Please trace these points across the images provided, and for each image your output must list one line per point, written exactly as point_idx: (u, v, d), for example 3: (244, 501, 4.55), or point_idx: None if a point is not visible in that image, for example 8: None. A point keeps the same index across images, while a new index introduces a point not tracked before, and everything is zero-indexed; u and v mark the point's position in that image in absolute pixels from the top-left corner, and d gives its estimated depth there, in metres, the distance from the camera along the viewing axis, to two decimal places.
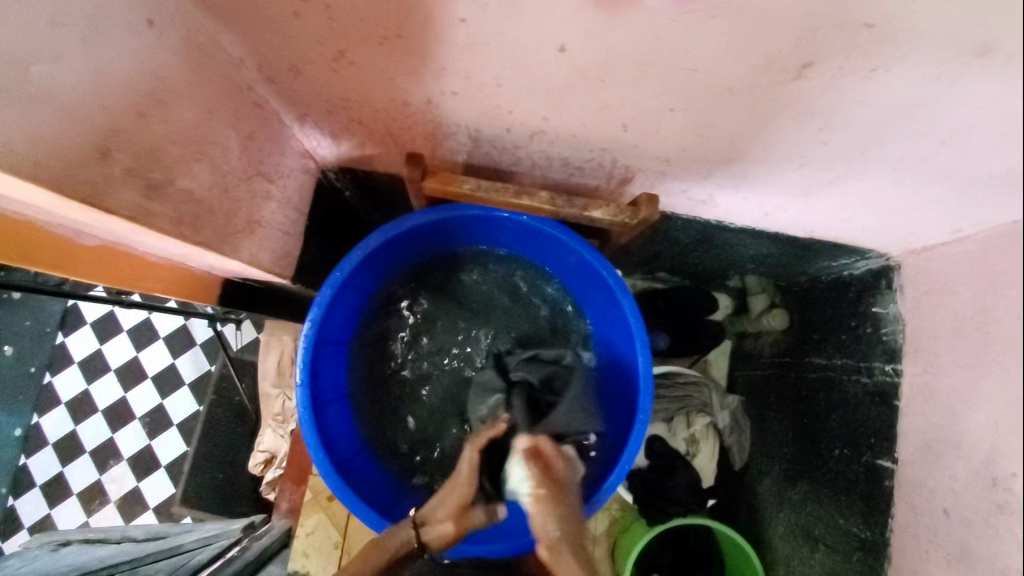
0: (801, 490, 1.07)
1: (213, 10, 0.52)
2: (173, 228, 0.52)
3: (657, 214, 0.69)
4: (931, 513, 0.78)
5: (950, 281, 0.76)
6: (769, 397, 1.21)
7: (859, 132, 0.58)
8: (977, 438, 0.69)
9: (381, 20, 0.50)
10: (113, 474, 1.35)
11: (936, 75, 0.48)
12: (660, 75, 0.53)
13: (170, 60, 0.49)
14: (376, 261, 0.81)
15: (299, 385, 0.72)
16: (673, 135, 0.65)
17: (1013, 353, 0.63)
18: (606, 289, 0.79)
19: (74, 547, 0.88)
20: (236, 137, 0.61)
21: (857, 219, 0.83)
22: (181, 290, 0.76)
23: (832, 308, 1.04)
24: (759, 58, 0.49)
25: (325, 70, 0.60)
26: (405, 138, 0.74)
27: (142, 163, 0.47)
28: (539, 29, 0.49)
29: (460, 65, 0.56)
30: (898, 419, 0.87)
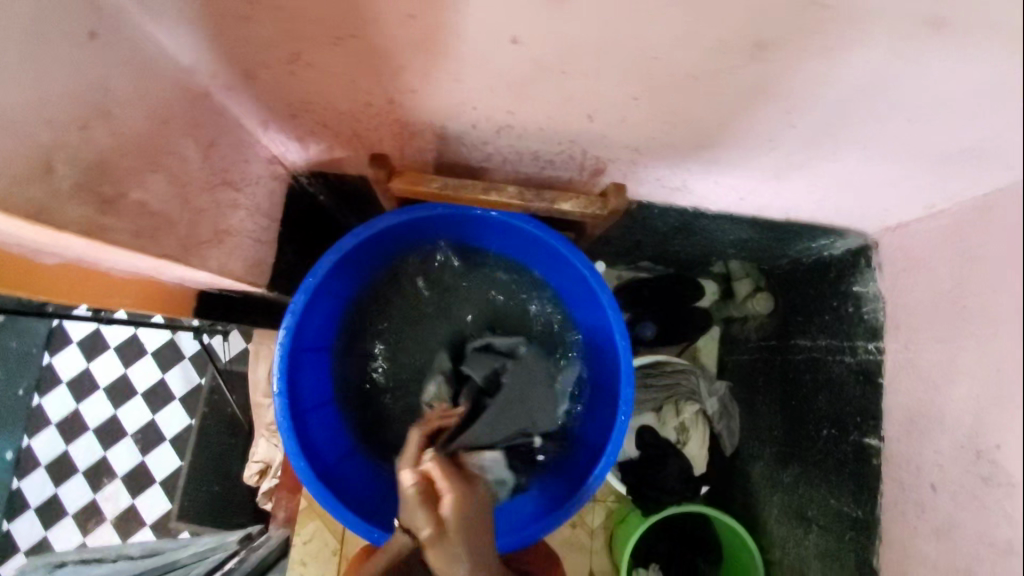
0: (792, 473, 1.07)
1: (160, 19, 0.52)
2: (130, 242, 0.51)
3: (626, 203, 0.70)
4: (919, 489, 0.77)
5: (925, 257, 0.76)
6: (757, 381, 1.22)
7: (820, 112, 0.58)
8: (958, 412, 0.69)
9: (331, 19, 0.50)
10: (107, 492, 1.33)
11: (890, 49, 0.48)
12: (618, 64, 0.53)
13: (117, 71, 0.48)
14: (350, 265, 0.80)
15: (277, 395, 0.71)
16: (637, 124, 0.64)
17: (987, 325, 0.63)
18: (584, 282, 0.79)
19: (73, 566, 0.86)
20: (194, 146, 0.61)
21: (831, 200, 0.83)
22: (151, 304, 0.74)
23: (815, 289, 1.04)
24: (711, 41, 0.49)
25: (281, 73, 0.59)
26: (372, 139, 0.73)
27: (91, 177, 0.46)
28: (488, 21, 0.48)
29: (417, 63, 0.55)
30: (881, 397, 0.87)
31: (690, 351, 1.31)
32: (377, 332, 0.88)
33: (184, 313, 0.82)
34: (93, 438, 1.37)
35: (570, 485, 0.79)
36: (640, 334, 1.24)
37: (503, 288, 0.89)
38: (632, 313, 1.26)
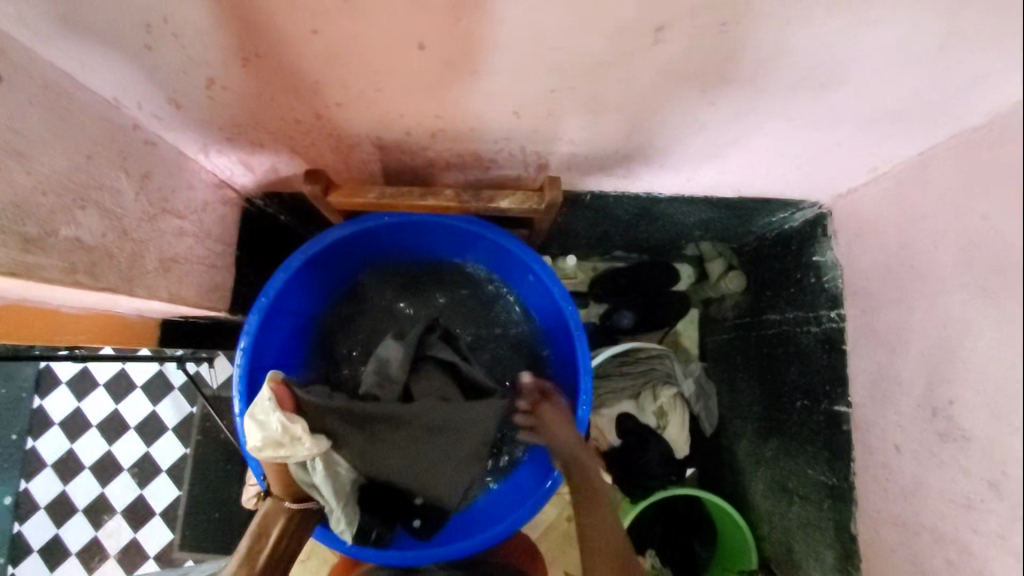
0: (772, 447, 1.06)
1: (74, 58, 0.53)
2: (65, 278, 0.52)
3: (561, 196, 0.70)
4: (884, 451, 0.77)
5: (873, 220, 0.76)
6: (735, 358, 1.20)
7: (740, 87, 0.59)
8: (913, 372, 0.70)
9: (239, 40, 0.51)
10: (108, 528, 1.13)
11: (788, 20, 0.48)
12: (530, 57, 0.53)
13: (31, 110, 0.49)
14: (306, 284, 0.81)
15: (239, 416, 0.72)
16: (566, 115, 0.65)
17: (933, 281, 0.64)
18: (535, 275, 0.80)
19: None
20: (127, 178, 0.61)
21: (777, 173, 0.83)
22: (113, 338, 0.75)
23: (779, 262, 1.04)
24: (612, 27, 0.49)
25: (204, 98, 0.60)
26: (313, 154, 0.74)
27: (13, 219, 0.46)
28: (392, 29, 0.49)
29: (333, 75, 0.56)
30: (846, 363, 0.86)
31: (671, 338, 1.31)
32: (342, 347, 0.89)
33: (150, 341, 0.82)
34: (90, 477, 1.12)
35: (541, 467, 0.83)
36: (618, 322, 1.25)
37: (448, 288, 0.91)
38: (609, 304, 1.27)
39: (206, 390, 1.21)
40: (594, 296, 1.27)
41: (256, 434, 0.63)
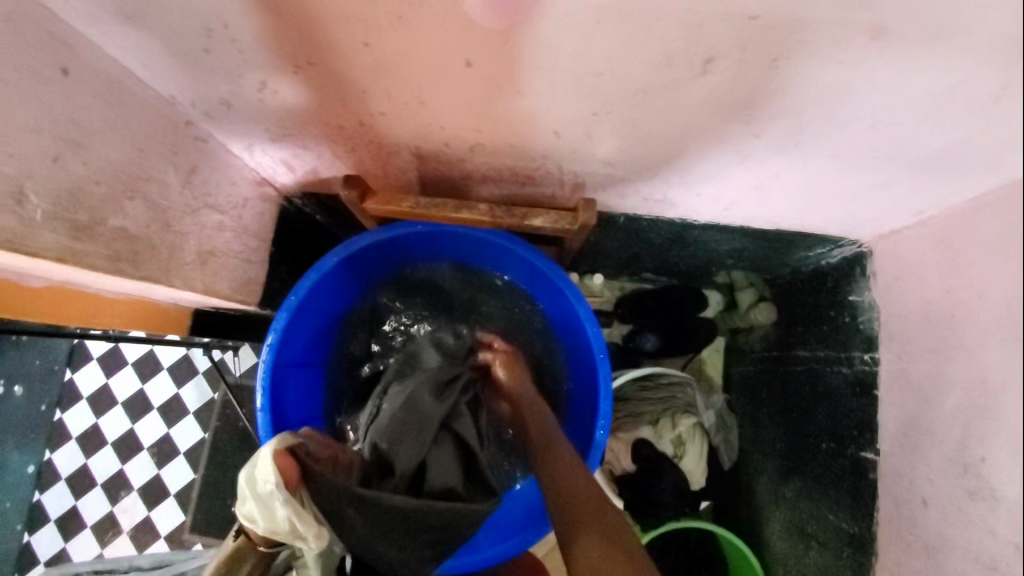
0: (793, 487, 1.03)
1: (135, 55, 0.55)
2: (109, 266, 0.54)
3: (595, 218, 0.70)
4: (911, 503, 0.75)
5: (916, 265, 0.73)
6: (761, 392, 1.17)
7: (785, 121, 0.58)
8: (947, 425, 0.67)
9: (292, 48, 0.52)
10: (123, 504, 1.25)
11: (842, 60, 0.47)
12: (574, 81, 0.53)
13: (91, 101, 0.51)
14: (334, 287, 0.82)
15: (261, 411, 0.73)
16: (606, 138, 0.65)
17: (974, 334, 0.61)
18: (560, 293, 0.80)
19: None
20: (175, 171, 0.63)
21: (818, 208, 0.81)
22: (144, 323, 0.76)
23: (813, 298, 1.01)
24: (659, 57, 0.49)
25: (254, 100, 0.62)
26: (353, 159, 0.75)
27: (64, 207, 0.48)
28: (441, 46, 0.50)
29: (378, 86, 0.57)
30: (877, 409, 0.84)
31: (695, 365, 1.28)
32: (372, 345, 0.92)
33: (182, 330, 0.84)
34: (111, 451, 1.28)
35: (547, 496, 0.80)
36: (641, 345, 1.24)
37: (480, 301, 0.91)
38: (633, 325, 1.26)
39: (228, 377, 1.22)
40: (619, 315, 1.26)
41: (256, 510, 0.54)
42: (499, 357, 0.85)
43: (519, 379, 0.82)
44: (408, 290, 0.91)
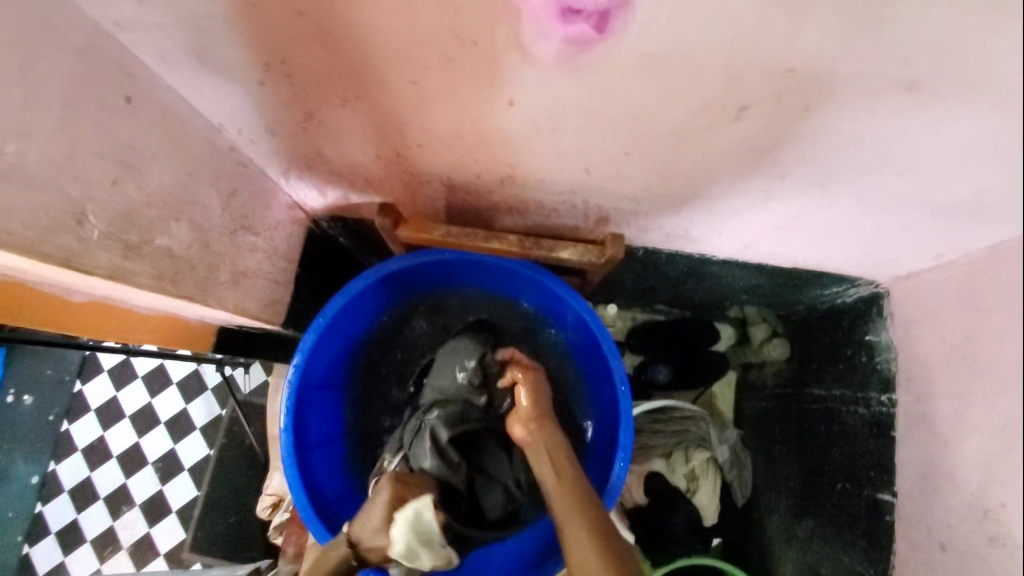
0: (807, 527, 1.02)
1: (191, 84, 0.57)
2: (154, 284, 0.55)
3: (622, 252, 0.72)
4: (929, 548, 0.74)
5: (936, 308, 0.74)
6: (774, 429, 1.16)
7: (810, 165, 0.60)
8: (968, 470, 0.67)
9: (341, 83, 0.54)
10: (124, 519, 1.23)
11: (871, 110, 0.49)
12: (609, 122, 0.56)
13: (148, 128, 0.53)
14: (360, 309, 0.83)
15: (284, 431, 0.74)
16: (634, 175, 0.67)
17: (996, 380, 0.62)
18: (584, 324, 0.81)
19: None
20: (218, 195, 0.65)
21: (838, 249, 0.83)
22: (169, 339, 0.76)
23: (830, 336, 1.02)
24: (695, 103, 0.51)
25: (297, 130, 0.64)
26: (384, 188, 0.77)
27: (117, 227, 0.50)
28: (485, 86, 0.52)
29: (418, 120, 0.59)
30: (895, 451, 0.83)
31: (706, 399, 1.28)
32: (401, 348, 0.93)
33: (205, 346, 0.84)
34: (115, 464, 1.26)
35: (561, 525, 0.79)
36: (653, 376, 1.24)
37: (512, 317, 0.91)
38: (644, 356, 1.26)
39: (238, 394, 1.26)
40: (631, 346, 1.26)
41: (423, 551, 0.61)
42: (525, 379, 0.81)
43: (541, 405, 0.79)
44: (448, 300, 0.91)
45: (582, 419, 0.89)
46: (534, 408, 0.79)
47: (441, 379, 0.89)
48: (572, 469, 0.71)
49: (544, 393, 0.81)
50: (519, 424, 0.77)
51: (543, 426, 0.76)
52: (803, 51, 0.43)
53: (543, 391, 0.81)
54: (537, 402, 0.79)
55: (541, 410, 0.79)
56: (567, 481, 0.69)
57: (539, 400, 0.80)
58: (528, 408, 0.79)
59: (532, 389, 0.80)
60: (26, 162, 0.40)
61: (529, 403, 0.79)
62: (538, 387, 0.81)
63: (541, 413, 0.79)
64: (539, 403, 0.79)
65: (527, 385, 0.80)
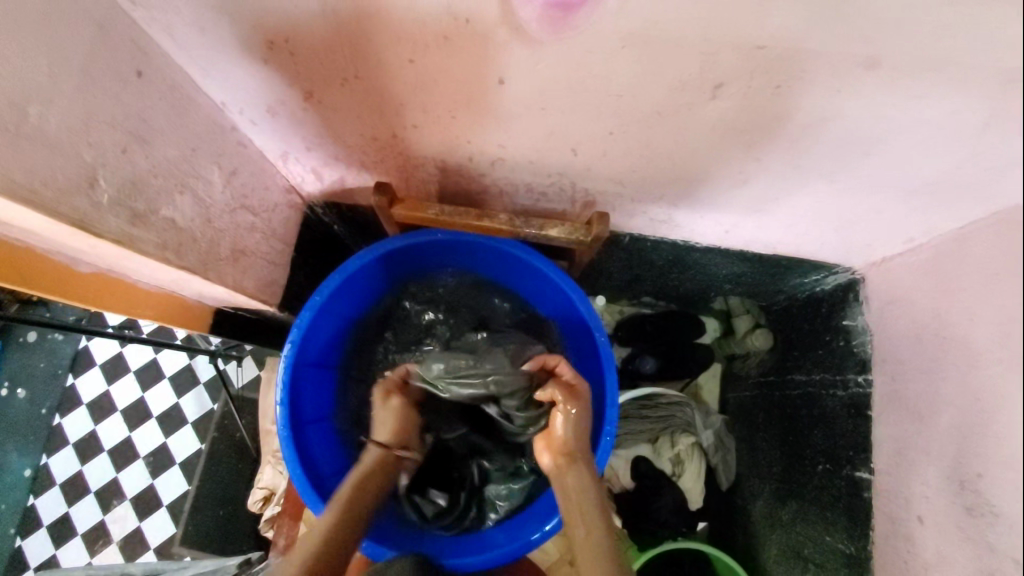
0: (790, 510, 1.04)
1: (197, 63, 0.60)
2: (158, 253, 0.58)
3: (607, 231, 0.74)
4: (908, 522, 0.78)
5: (907, 289, 0.78)
6: (757, 417, 1.19)
7: (785, 147, 0.63)
8: (943, 442, 0.70)
9: (343, 62, 0.57)
10: (115, 514, 1.26)
11: (837, 88, 0.53)
12: (594, 100, 0.59)
13: (156, 103, 0.56)
14: (356, 289, 0.86)
15: (280, 404, 0.76)
16: (619, 157, 0.70)
17: (965, 353, 0.65)
18: (573, 306, 0.84)
19: None
20: (219, 172, 0.68)
21: (815, 234, 0.86)
22: (170, 318, 0.77)
23: (808, 324, 1.05)
24: (674, 81, 0.54)
25: (298, 110, 0.67)
26: (379, 170, 0.80)
27: (126, 194, 0.52)
28: (477, 65, 0.55)
29: (416, 100, 0.62)
30: (872, 429, 0.87)
31: (692, 389, 1.31)
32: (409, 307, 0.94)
33: (203, 327, 0.86)
34: (106, 459, 1.30)
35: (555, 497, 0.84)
36: (639, 367, 1.26)
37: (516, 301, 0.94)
38: (632, 348, 1.28)
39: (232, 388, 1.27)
40: (619, 338, 1.28)
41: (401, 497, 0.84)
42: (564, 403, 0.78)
43: (578, 436, 0.76)
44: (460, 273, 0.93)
45: None
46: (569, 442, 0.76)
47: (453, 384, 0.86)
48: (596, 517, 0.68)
49: (584, 420, 0.78)
50: (550, 454, 0.76)
51: (573, 462, 0.74)
52: (774, 30, 0.47)
53: (583, 420, 0.77)
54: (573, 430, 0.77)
55: (575, 441, 0.76)
56: (593, 530, 0.67)
57: (578, 432, 0.77)
58: (562, 438, 0.76)
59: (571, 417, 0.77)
60: (46, 125, 0.43)
61: (565, 432, 0.77)
62: (581, 414, 0.78)
63: (575, 445, 0.76)
64: (576, 436, 0.76)
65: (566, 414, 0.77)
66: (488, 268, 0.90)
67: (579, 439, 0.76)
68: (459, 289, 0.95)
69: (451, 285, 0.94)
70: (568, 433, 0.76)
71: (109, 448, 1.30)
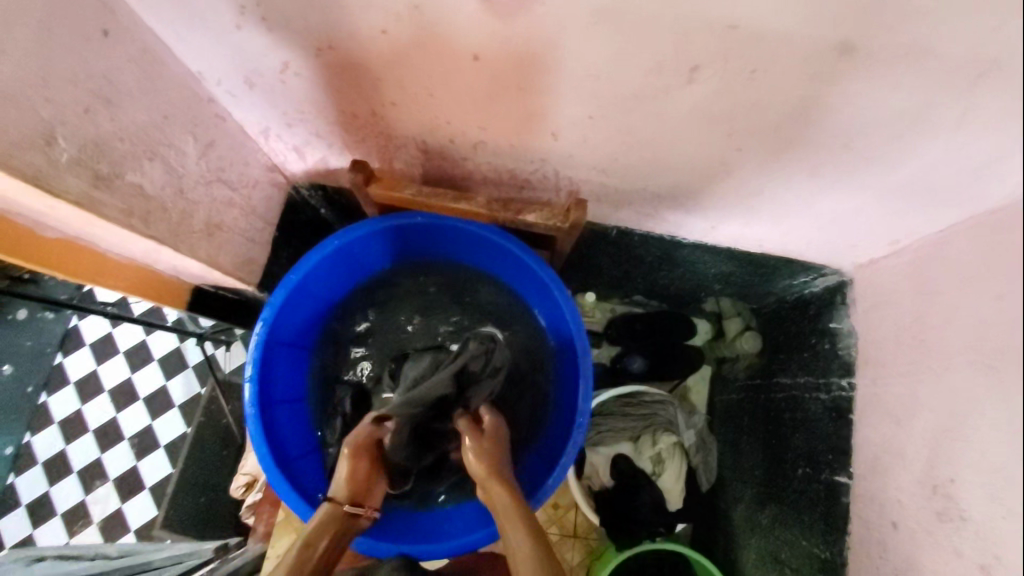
0: (769, 514, 1.03)
1: (171, 29, 0.60)
2: (123, 219, 0.57)
3: (585, 218, 0.73)
4: (882, 527, 0.76)
5: (890, 291, 0.77)
6: (742, 420, 1.17)
7: (765, 137, 0.62)
8: (919, 446, 0.69)
9: (315, 30, 0.56)
10: (96, 494, 1.26)
11: (815, 75, 0.52)
12: (571, 80, 0.58)
13: (124, 65, 0.56)
14: (332, 271, 0.85)
15: (249, 381, 0.75)
16: (600, 143, 0.69)
17: (942, 356, 0.64)
18: (550, 293, 0.83)
19: (47, 563, 0.88)
20: (194, 143, 0.67)
21: (800, 233, 0.85)
22: (142, 291, 0.76)
23: (796, 326, 1.03)
24: (650, 62, 0.54)
25: (276, 82, 0.66)
26: (361, 150, 0.79)
27: (88, 155, 0.52)
28: (450, 38, 0.54)
29: (391, 74, 0.62)
30: (852, 434, 0.86)
31: (680, 391, 1.27)
32: (373, 291, 0.94)
33: (180, 304, 0.85)
34: (91, 439, 1.29)
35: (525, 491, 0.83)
36: (627, 366, 1.23)
37: (494, 289, 0.93)
38: (621, 347, 1.26)
39: (218, 372, 1.26)
40: (608, 336, 1.26)
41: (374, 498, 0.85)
42: (473, 436, 0.78)
43: (494, 463, 0.75)
44: (440, 260, 0.92)
45: (551, 396, 0.91)
46: (483, 465, 0.75)
47: (420, 391, 0.83)
48: (523, 542, 0.65)
49: (495, 450, 0.77)
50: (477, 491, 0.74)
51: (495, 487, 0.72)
52: (745, 8, 0.46)
53: (490, 450, 0.76)
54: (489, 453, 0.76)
55: (493, 468, 0.74)
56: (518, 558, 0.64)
57: (489, 455, 0.76)
58: (479, 469, 0.74)
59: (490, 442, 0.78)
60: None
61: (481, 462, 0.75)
62: (488, 447, 0.77)
63: (493, 469, 0.74)
64: (488, 463, 0.74)
65: (475, 449, 0.76)
66: (468, 255, 0.90)
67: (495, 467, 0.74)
68: (445, 284, 0.94)
69: (430, 271, 0.93)
70: (479, 466, 0.74)
71: (95, 429, 1.30)
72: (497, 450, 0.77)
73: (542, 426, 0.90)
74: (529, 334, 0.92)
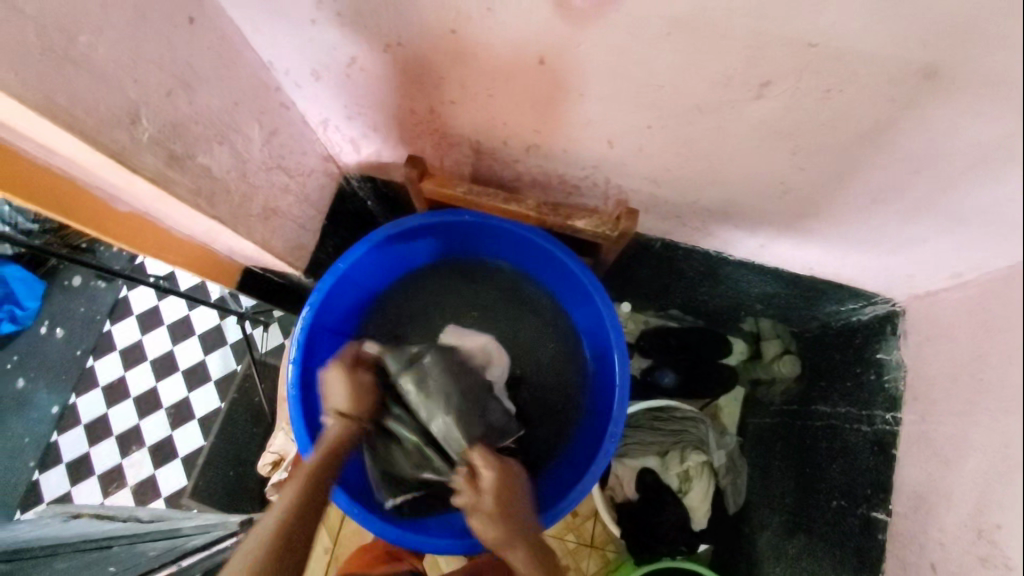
0: (797, 544, 1.00)
1: (249, 20, 0.62)
2: (191, 198, 0.59)
3: (634, 228, 0.72)
4: (920, 568, 0.73)
5: (946, 324, 0.73)
6: (774, 445, 1.14)
7: (829, 156, 0.61)
8: (965, 488, 0.66)
9: (386, 26, 0.58)
10: (133, 458, 1.30)
11: (891, 98, 0.51)
12: (633, 89, 0.58)
13: (204, 51, 0.58)
14: (378, 262, 0.86)
15: (292, 362, 0.77)
16: (656, 153, 0.68)
17: (1000, 397, 0.61)
18: (592, 301, 0.83)
19: (84, 521, 0.92)
20: (259, 129, 0.70)
21: (854, 258, 0.83)
22: (196, 266, 0.79)
23: (839, 354, 0.99)
24: (718, 74, 0.53)
25: (341, 75, 0.68)
26: (415, 145, 0.80)
27: (166, 135, 0.54)
28: (518, 40, 0.55)
29: (455, 73, 0.63)
30: (894, 471, 0.83)
31: (711, 409, 1.25)
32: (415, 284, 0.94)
33: (230, 282, 0.87)
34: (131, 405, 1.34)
35: (552, 497, 0.83)
36: (658, 380, 1.22)
37: (534, 292, 0.94)
38: (652, 360, 1.24)
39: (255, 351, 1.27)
40: (640, 347, 1.25)
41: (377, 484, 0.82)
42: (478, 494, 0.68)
43: (509, 525, 0.66)
44: (483, 259, 0.93)
45: (583, 404, 0.91)
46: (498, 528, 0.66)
47: None
48: None
49: (507, 507, 0.68)
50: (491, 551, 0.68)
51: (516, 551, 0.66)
52: (825, 24, 0.45)
53: (502, 510, 0.67)
54: (497, 518, 0.66)
55: (509, 532, 0.66)
56: None
57: (502, 516, 0.67)
58: (493, 535, 0.66)
59: (496, 498, 0.68)
60: (94, 56, 0.44)
61: (496, 528, 0.66)
62: (496, 505, 0.67)
63: (511, 534, 0.66)
64: (502, 526, 0.66)
65: (484, 512, 0.67)
66: (512, 256, 0.91)
67: (513, 529, 0.66)
68: (484, 284, 0.95)
69: (472, 270, 0.94)
70: (495, 534, 0.66)
71: (135, 395, 1.35)
72: (509, 504, 0.68)
73: (572, 433, 0.90)
74: (565, 340, 0.92)
